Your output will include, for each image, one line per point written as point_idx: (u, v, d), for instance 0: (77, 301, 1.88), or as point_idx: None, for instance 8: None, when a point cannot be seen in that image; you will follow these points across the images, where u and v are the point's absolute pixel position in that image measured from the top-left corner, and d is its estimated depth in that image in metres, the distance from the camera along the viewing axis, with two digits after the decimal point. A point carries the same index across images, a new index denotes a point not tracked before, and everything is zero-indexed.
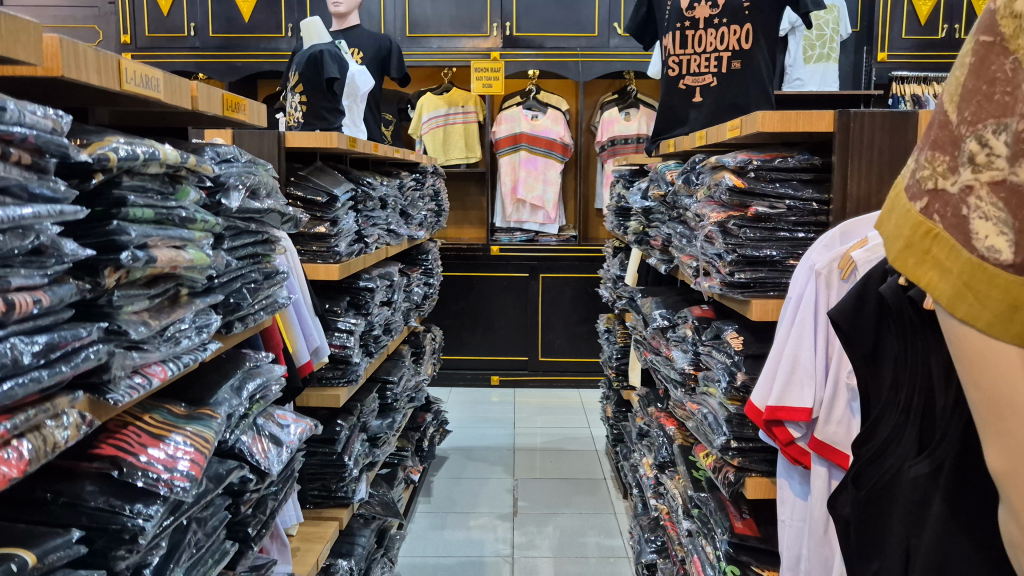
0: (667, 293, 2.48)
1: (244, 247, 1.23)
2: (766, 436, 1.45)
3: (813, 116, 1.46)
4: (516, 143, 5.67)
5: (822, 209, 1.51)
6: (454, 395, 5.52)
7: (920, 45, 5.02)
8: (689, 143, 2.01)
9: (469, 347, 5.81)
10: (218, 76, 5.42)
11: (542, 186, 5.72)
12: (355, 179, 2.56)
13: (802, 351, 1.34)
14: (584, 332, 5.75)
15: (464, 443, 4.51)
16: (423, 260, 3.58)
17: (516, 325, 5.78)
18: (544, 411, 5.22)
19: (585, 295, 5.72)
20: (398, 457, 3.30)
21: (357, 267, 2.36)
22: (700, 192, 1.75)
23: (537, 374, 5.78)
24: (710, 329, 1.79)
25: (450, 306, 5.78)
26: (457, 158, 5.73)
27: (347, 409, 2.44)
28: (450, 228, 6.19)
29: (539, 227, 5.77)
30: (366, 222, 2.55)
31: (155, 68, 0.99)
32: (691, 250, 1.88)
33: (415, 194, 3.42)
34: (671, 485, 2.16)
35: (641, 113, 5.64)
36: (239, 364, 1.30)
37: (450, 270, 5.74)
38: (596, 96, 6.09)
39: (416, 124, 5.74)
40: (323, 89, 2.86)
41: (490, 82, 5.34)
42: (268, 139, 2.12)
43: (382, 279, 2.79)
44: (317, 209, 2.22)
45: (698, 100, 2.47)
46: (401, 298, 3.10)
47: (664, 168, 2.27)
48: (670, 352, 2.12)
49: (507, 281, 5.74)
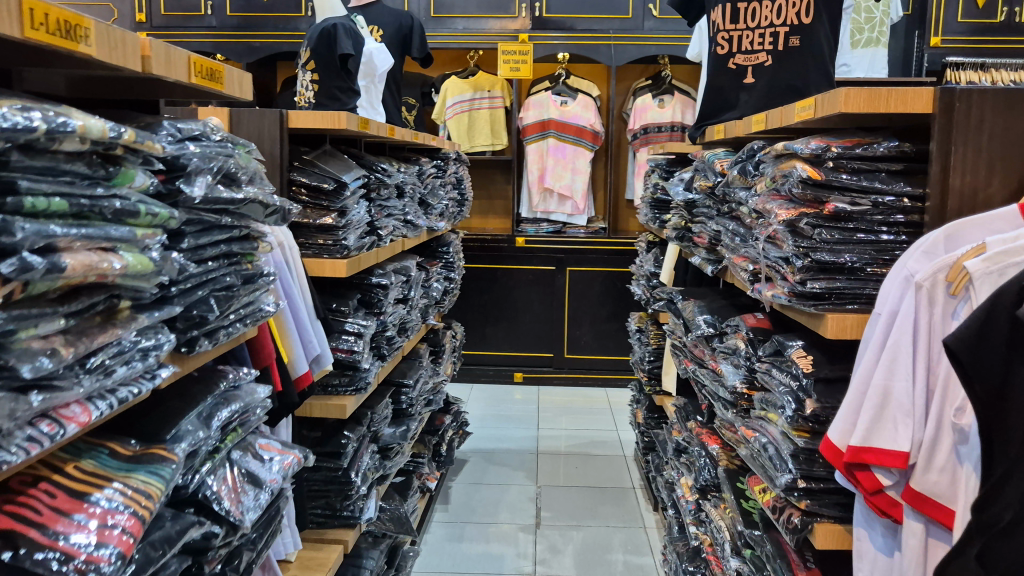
0: (711, 297, 2.24)
1: (215, 246, 1.00)
2: (845, 479, 1.20)
3: (909, 94, 1.20)
4: (545, 129, 5.42)
5: (915, 206, 1.25)
6: (476, 393, 5.31)
7: (976, 29, 4.70)
8: (745, 126, 1.77)
9: (491, 342, 5.59)
10: (236, 57, 5.22)
11: (571, 175, 5.48)
12: (370, 165, 2.34)
13: (896, 381, 1.10)
14: (612, 329, 5.51)
15: (485, 445, 4.30)
16: (443, 253, 3.35)
17: (541, 321, 5.55)
18: (569, 411, 4.99)
19: (614, 290, 5.47)
20: (414, 464, 3.09)
21: (368, 262, 2.14)
22: (762, 184, 1.50)
23: (562, 371, 5.55)
24: (769, 344, 1.55)
25: (473, 299, 5.56)
26: (482, 144, 5.50)
27: (356, 418, 2.23)
28: (474, 218, 5.97)
29: (566, 218, 5.53)
30: (380, 212, 2.33)
31: (85, 17, 0.77)
32: (747, 252, 1.64)
33: (437, 183, 3.20)
34: (716, 514, 1.93)
35: (676, 99, 5.39)
36: (210, 389, 1.08)
37: (473, 262, 5.52)
38: (629, 81, 5.81)
39: (440, 108, 5.52)
40: (336, 67, 2.64)
41: (518, 66, 5.11)
42: (268, 119, 1.89)
43: (397, 274, 2.57)
44: (324, 198, 1.99)
45: (750, 81, 2.22)
46: (419, 293, 2.88)
47: (712, 155, 2.02)
48: (717, 365, 1.88)
49: (533, 274, 5.51)
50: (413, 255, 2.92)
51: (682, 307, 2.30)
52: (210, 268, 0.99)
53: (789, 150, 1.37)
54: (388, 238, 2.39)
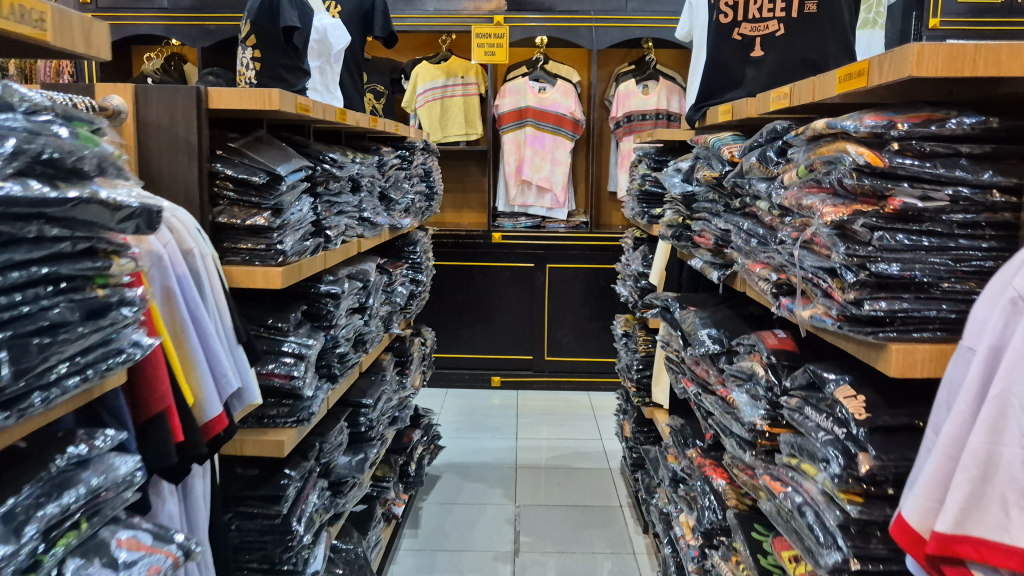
0: (714, 308, 1.94)
1: (19, 270, 0.68)
2: (919, 567, 0.89)
3: (1004, 51, 0.90)
4: (522, 118, 5.09)
5: (1006, 204, 0.94)
6: (451, 399, 4.99)
7: (977, 10, 4.38)
8: (764, 103, 1.47)
9: (467, 344, 5.27)
10: (190, 41, 4.86)
11: (550, 166, 5.16)
12: (315, 156, 2.01)
13: (1008, 447, 0.78)
14: (595, 329, 5.20)
15: (459, 459, 3.98)
16: (410, 253, 3.02)
17: (520, 321, 5.24)
18: (550, 418, 4.69)
19: (597, 288, 5.16)
20: (378, 488, 2.78)
21: (310, 272, 1.82)
22: (792, 174, 1.20)
23: (543, 375, 5.24)
24: (799, 374, 1.24)
25: (447, 299, 5.24)
26: (456, 134, 5.16)
27: (302, 451, 1.91)
28: (448, 213, 5.63)
29: (546, 212, 5.22)
30: (328, 211, 2.01)
31: None
32: (771, 257, 1.34)
33: (400, 174, 2.88)
34: (726, 565, 1.63)
35: (660, 85, 5.08)
36: (34, 473, 0.75)
37: (448, 259, 5.19)
38: (611, 66, 5.48)
39: (410, 96, 5.18)
40: (280, 42, 2.31)
41: (494, 49, 4.83)
42: (182, 98, 1.55)
43: (352, 281, 2.25)
44: (254, 194, 1.65)
45: (758, 55, 1.91)
46: (379, 302, 2.56)
47: (717, 142, 1.72)
48: (726, 390, 1.58)
49: (511, 272, 5.20)
50: (374, 257, 2.60)
51: (680, 317, 2.00)
52: (15, 302, 0.67)
53: (834, 128, 1.06)
54: (339, 239, 2.07)
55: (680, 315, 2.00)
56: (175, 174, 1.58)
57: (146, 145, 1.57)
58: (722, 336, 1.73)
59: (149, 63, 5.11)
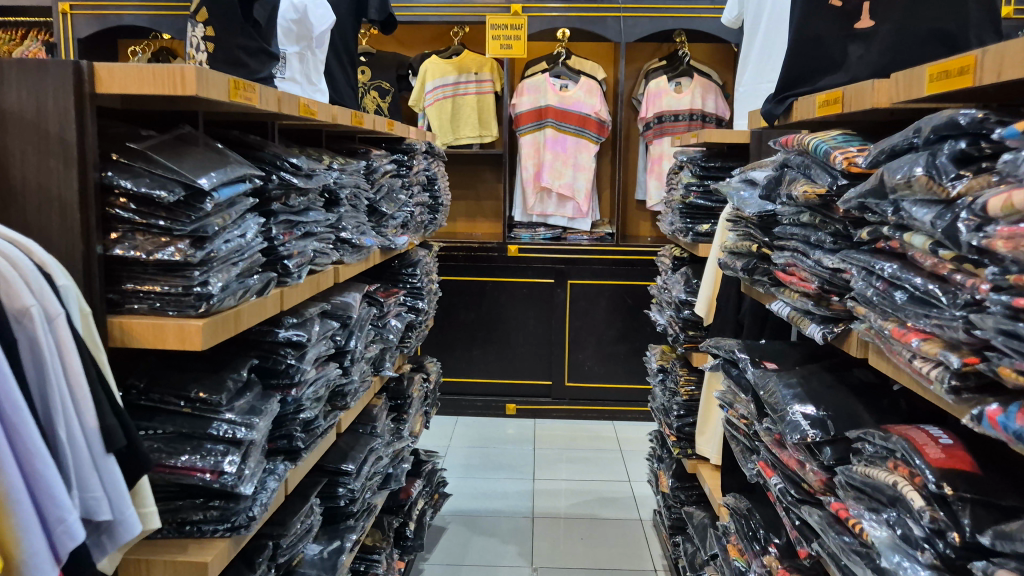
0: (798, 370, 1.44)
1: None
2: None
3: None
4: (541, 118, 4.61)
5: None
6: (461, 430, 4.51)
7: None
8: (921, 82, 0.98)
9: (480, 368, 4.79)
10: (177, 33, 4.41)
11: (572, 171, 4.67)
12: (269, 161, 1.53)
13: None
14: (621, 352, 4.71)
15: (468, 506, 3.49)
16: (408, 276, 2.55)
17: (538, 343, 4.75)
18: (571, 454, 4.19)
19: (623, 307, 4.66)
20: (366, 564, 2.29)
21: (253, 321, 1.35)
22: (1016, 198, 0.71)
23: (562, 403, 4.75)
24: (1016, 533, 0.75)
25: (458, 318, 4.76)
26: (468, 136, 4.70)
27: (248, 557, 1.43)
28: (460, 222, 5.14)
29: (567, 222, 4.75)
30: (288, 235, 1.53)
31: None
32: (947, 329, 0.84)
33: (396, 183, 2.40)
34: None
35: (695, 82, 4.59)
36: None
37: (459, 274, 4.71)
38: (639, 63, 4.98)
39: (417, 94, 4.69)
40: (237, 18, 1.84)
41: (510, 42, 4.37)
42: (52, 75, 1.06)
43: (324, 323, 1.77)
44: (162, 214, 1.17)
45: (867, 25, 1.40)
46: (365, 341, 2.08)
47: (818, 144, 1.22)
48: (843, 508, 1.09)
49: (528, 289, 4.71)
50: (358, 287, 2.13)
51: (753, 377, 1.49)
52: None
53: None
54: (305, 270, 1.60)
55: (753, 377, 1.50)
56: (44, 186, 1.09)
57: (4, 143, 1.09)
58: (829, 419, 1.24)
59: (134, 58, 4.66)
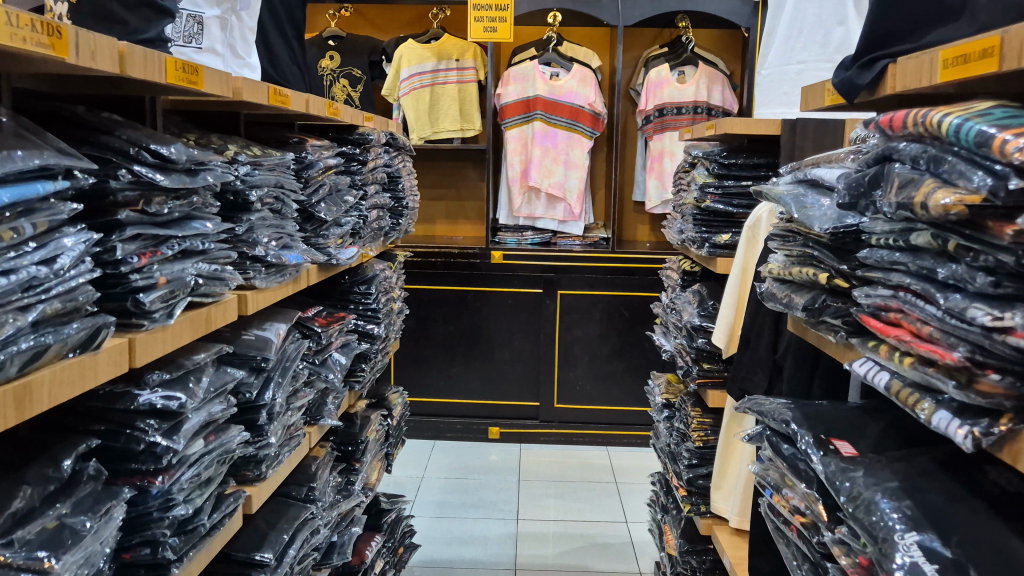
0: (891, 461, 0.97)
1: None
2: None
3: None
4: (529, 110, 4.14)
5: None
6: (438, 459, 4.04)
7: None
8: None
9: (459, 387, 4.31)
10: None
11: (563, 169, 4.20)
12: (118, 148, 1.05)
13: None
14: (616, 371, 4.25)
15: (440, 556, 3.02)
16: (360, 296, 2.09)
17: (524, 360, 4.28)
18: (560, 486, 3.73)
19: (619, 321, 4.20)
20: None
21: (70, 396, 0.85)
22: None
23: (551, 426, 4.28)
24: None
25: (436, 332, 4.28)
26: (448, 128, 4.22)
27: None
28: (440, 225, 4.66)
29: (557, 226, 4.29)
30: (147, 255, 1.06)
31: None
32: None
33: (343, 181, 1.92)
34: None
35: (700, 72, 4.13)
36: None
37: (437, 283, 4.23)
38: (639, 50, 4.51)
39: (392, 82, 4.22)
40: None
41: (495, 25, 3.86)
42: None
43: (221, 373, 1.30)
44: None
45: None
46: (293, 387, 1.61)
47: (958, 122, 0.75)
48: None
49: (514, 300, 4.23)
50: (286, 315, 1.66)
51: (817, 467, 1.03)
52: None
53: None
54: (182, 303, 1.12)
55: (817, 467, 1.03)
56: None
57: None
58: (969, 564, 0.77)
59: None
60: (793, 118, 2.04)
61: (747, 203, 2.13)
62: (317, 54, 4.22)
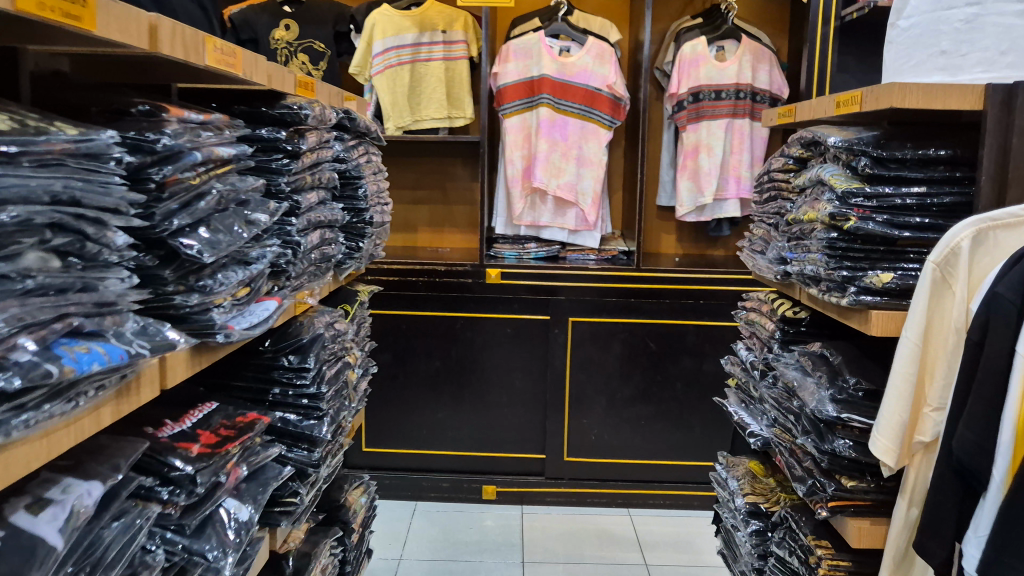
0: None
1: None
2: None
3: None
4: (533, 93, 3.31)
5: None
6: (421, 530, 3.20)
7: None
8: None
9: (446, 435, 3.48)
10: None
11: (576, 167, 3.37)
12: None
13: None
14: (638, 417, 3.43)
15: None
16: (290, 373, 1.28)
17: (526, 403, 3.46)
18: (577, 571, 2.92)
19: (645, 355, 3.38)
20: None
21: None
22: None
23: (559, 485, 3.46)
24: None
25: (417, 368, 3.45)
26: (433, 116, 3.38)
27: None
28: (422, 234, 3.83)
29: (566, 237, 3.48)
30: None
31: None
32: None
33: (248, 187, 1.10)
34: None
35: (744, 46, 3.32)
36: None
37: (419, 308, 3.40)
38: (666, 22, 3.69)
39: (362, 58, 3.36)
40: None
41: None
42: None
43: None
44: None
45: None
46: None
47: None
48: None
49: (514, 328, 3.40)
50: (106, 468, 0.82)
51: None
52: None
53: None
54: None
55: None
56: None
57: None
58: None
59: None
60: (1003, 83, 1.24)
61: (915, 222, 1.32)
62: (268, 22, 3.34)
